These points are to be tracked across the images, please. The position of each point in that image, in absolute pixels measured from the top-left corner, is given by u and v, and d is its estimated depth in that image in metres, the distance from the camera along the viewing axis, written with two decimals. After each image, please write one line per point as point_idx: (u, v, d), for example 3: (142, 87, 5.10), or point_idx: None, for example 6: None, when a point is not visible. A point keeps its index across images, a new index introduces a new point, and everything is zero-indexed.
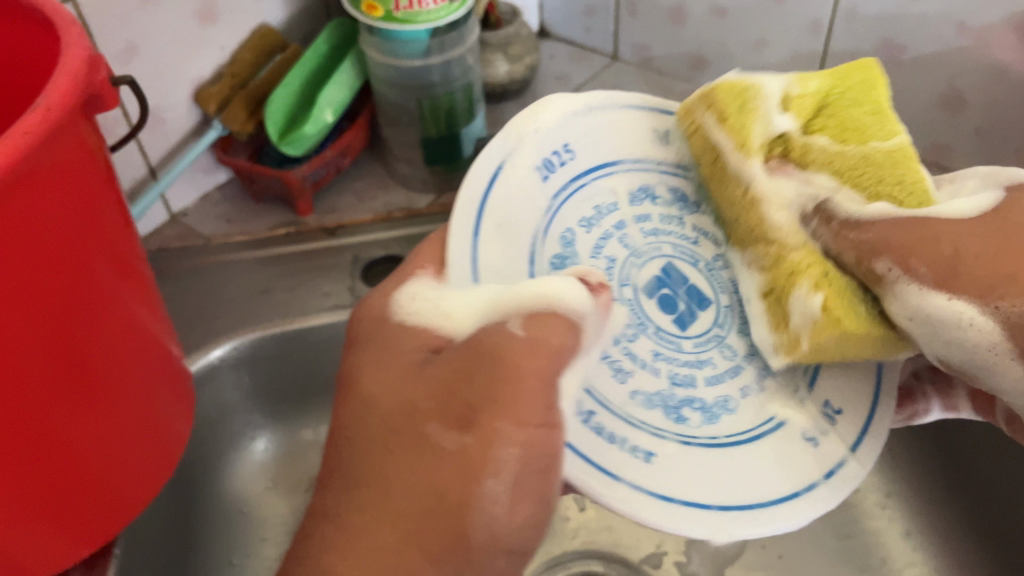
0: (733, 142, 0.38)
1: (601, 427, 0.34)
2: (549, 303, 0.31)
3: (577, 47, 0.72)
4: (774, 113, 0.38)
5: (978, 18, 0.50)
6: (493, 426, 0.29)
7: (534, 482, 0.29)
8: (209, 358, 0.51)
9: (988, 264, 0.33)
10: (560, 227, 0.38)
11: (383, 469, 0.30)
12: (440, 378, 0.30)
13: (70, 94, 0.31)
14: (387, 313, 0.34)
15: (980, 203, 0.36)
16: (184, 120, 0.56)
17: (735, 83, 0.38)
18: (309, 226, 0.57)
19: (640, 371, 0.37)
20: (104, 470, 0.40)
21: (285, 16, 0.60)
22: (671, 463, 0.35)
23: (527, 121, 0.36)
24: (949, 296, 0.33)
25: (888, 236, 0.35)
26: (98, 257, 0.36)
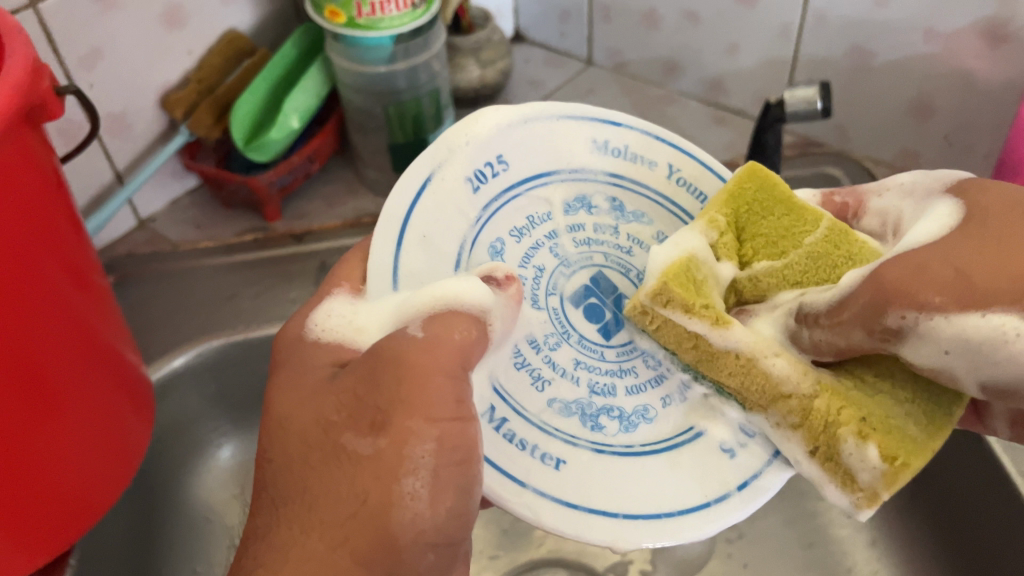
0: (710, 322, 0.35)
1: (512, 434, 0.34)
2: (453, 304, 0.32)
3: (553, 52, 0.72)
4: (715, 267, 0.38)
5: (944, 24, 0.50)
6: (404, 426, 0.29)
7: (456, 477, 0.30)
8: (171, 366, 0.51)
9: (1004, 273, 0.28)
10: (489, 238, 0.37)
11: (304, 481, 0.31)
12: (348, 388, 0.31)
13: (11, 103, 0.31)
14: (306, 332, 0.35)
15: (944, 219, 0.33)
16: (151, 125, 0.56)
17: (673, 258, 0.36)
18: (276, 232, 0.57)
19: (558, 379, 0.36)
20: (63, 479, 0.40)
21: (255, 20, 0.59)
22: (580, 471, 0.34)
23: (459, 134, 0.36)
24: (986, 312, 0.28)
25: (878, 290, 0.30)
26: (48, 266, 0.36)
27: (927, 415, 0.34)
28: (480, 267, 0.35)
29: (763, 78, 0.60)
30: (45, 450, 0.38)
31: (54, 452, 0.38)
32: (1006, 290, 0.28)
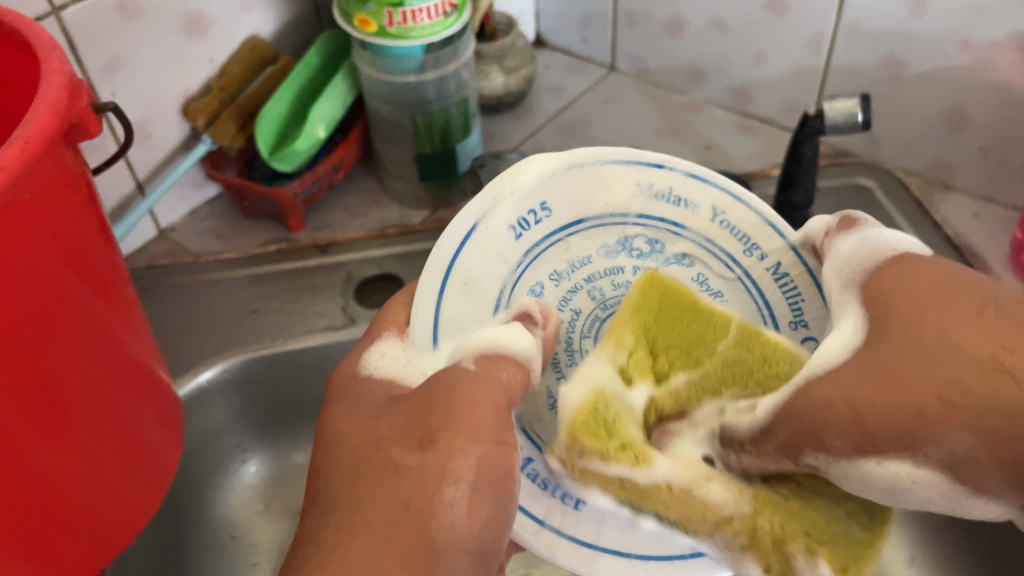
0: (627, 465, 0.29)
1: (536, 475, 0.35)
2: (498, 347, 0.32)
3: (574, 57, 0.71)
4: (625, 396, 0.32)
5: (981, 37, 0.49)
6: (451, 443, 0.28)
7: (493, 490, 0.28)
8: (198, 381, 0.50)
9: (890, 413, 0.24)
10: (529, 282, 0.37)
11: (352, 491, 0.29)
12: (401, 411, 0.30)
13: (50, 126, 0.30)
14: (358, 368, 0.34)
15: (848, 330, 0.28)
16: (171, 134, 0.55)
17: (581, 403, 0.30)
18: (300, 243, 0.56)
19: None
20: (90, 510, 0.38)
21: (276, 26, 0.58)
22: (601, 510, 0.35)
23: (504, 185, 0.36)
24: (885, 461, 0.24)
25: (794, 425, 0.26)
26: (83, 286, 0.35)
27: (869, 514, 0.28)
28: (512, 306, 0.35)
29: (790, 87, 0.59)
30: (76, 474, 0.36)
31: (85, 478, 0.37)
32: (897, 436, 0.24)
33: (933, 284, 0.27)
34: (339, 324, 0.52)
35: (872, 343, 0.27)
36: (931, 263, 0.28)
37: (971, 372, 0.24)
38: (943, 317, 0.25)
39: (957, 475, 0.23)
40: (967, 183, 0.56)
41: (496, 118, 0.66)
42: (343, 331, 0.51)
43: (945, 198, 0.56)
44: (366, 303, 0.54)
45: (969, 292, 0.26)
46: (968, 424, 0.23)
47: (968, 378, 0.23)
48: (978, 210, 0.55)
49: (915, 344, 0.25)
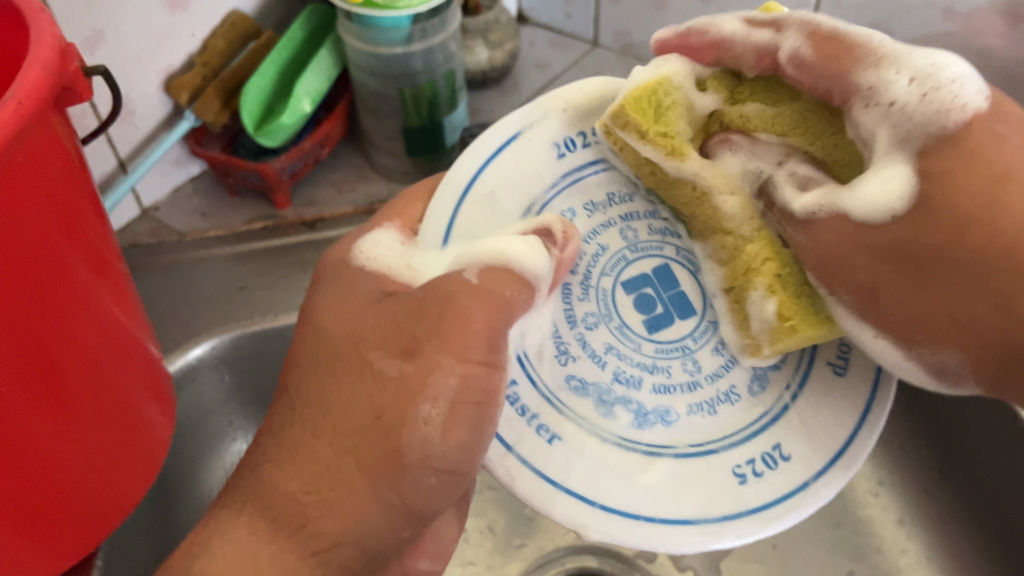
0: (663, 152, 0.36)
1: (516, 400, 0.36)
2: (507, 262, 0.32)
3: (557, 33, 0.71)
4: (694, 96, 0.37)
5: (964, 3, 0.50)
6: (434, 358, 0.30)
7: (471, 413, 0.30)
8: (188, 358, 0.50)
9: (907, 305, 0.32)
10: (560, 207, 0.38)
11: (325, 390, 0.31)
12: (390, 314, 0.31)
13: (42, 86, 0.29)
14: (351, 257, 0.36)
15: (889, 182, 0.32)
16: (154, 111, 0.54)
17: (649, 80, 0.36)
18: (286, 220, 0.55)
19: (585, 359, 0.37)
20: (84, 486, 0.37)
21: (258, 2, 0.57)
22: (572, 451, 0.36)
23: (558, 101, 0.39)
24: (875, 330, 0.33)
25: (819, 249, 0.34)
26: (76, 255, 0.34)
27: None
28: (533, 220, 0.36)
29: None
30: (70, 446, 0.36)
31: (77, 450, 0.36)
32: (893, 322, 0.33)
33: (994, 169, 0.31)
34: None
35: (920, 216, 0.31)
36: (998, 137, 0.31)
37: (977, 299, 0.31)
38: (996, 226, 0.30)
39: (936, 373, 0.33)
40: None
41: (482, 94, 0.65)
42: None
43: None
44: None
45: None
46: (934, 348, 0.32)
47: (970, 303, 0.31)
48: None
49: (957, 241, 0.31)
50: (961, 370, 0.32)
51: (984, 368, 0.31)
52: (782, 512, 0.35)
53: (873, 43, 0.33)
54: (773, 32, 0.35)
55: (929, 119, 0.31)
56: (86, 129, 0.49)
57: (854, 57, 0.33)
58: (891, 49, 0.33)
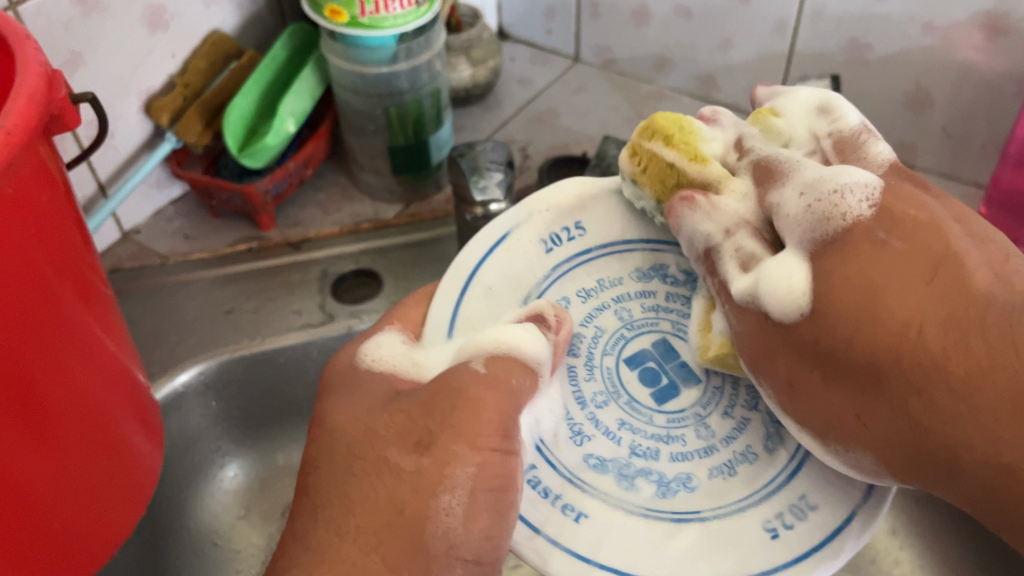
0: (686, 157, 0.35)
1: (538, 483, 0.34)
2: (510, 350, 0.33)
3: (538, 49, 0.71)
4: (711, 138, 0.36)
5: (945, 18, 0.50)
6: (449, 449, 0.29)
7: (490, 502, 0.29)
8: (175, 384, 0.49)
9: (812, 401, 0.30)
10: (554, 296, 0.38)
11: (346, 490, 0.30)
12: (404, 410, 0.31)
13: (30, 116, 0.29)
14: (358, 358, 0.36)
15: (789, 284, 0.30)
16: (135, 133, 0.53)
17: (673, 113, 0.36)
18: (271, 241, 0.55)
19: (600, 438, 0.35)
20: (72, 520, 0.36)
21: (238, 22, 0.57)
22: (603, 528, 0.33)
23: (540, 200, 0.39)
24: (799, 426, 0.31)
25: (745, 338, 0.32)
26: (63, 285, 0.33)
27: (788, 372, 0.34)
28: (524, 308, 0.36)
29: (755, 72, 0.60)
30: (58, 483, 0.35)
31: (67, 483, 0.35)
32: (814, 425, 0.30)
33: (873, 276, 0.28)
34: (318, 321, 0.51)
35: (818, 318, 0.29)
36: (878, 243, 0.29)
37: (879, 407, 0.28)
38: (875, 328, 0.28)
39: (877, 466, 0.29)
40: (930, 162, 0.57)
41: (464, 111, 0.65)
42: (320, 328, 0.51)
43: None
44: (344, 299, 0.53)
45: (901, 298, 0.28)
46: (854, 447, 0.29)
47: (870, 410, 0.28)
48: (941, 187, 0.56)
49: (858, 323, 0.28)
50: (879, 470, 0.29)
51: (894, 465, 0.28)
52: (821, 561, 0.32)
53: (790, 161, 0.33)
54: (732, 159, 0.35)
55: (817, 221, 0.30)
56: (67, 153, 0.48)
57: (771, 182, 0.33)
58: (799, 167, 0.32)
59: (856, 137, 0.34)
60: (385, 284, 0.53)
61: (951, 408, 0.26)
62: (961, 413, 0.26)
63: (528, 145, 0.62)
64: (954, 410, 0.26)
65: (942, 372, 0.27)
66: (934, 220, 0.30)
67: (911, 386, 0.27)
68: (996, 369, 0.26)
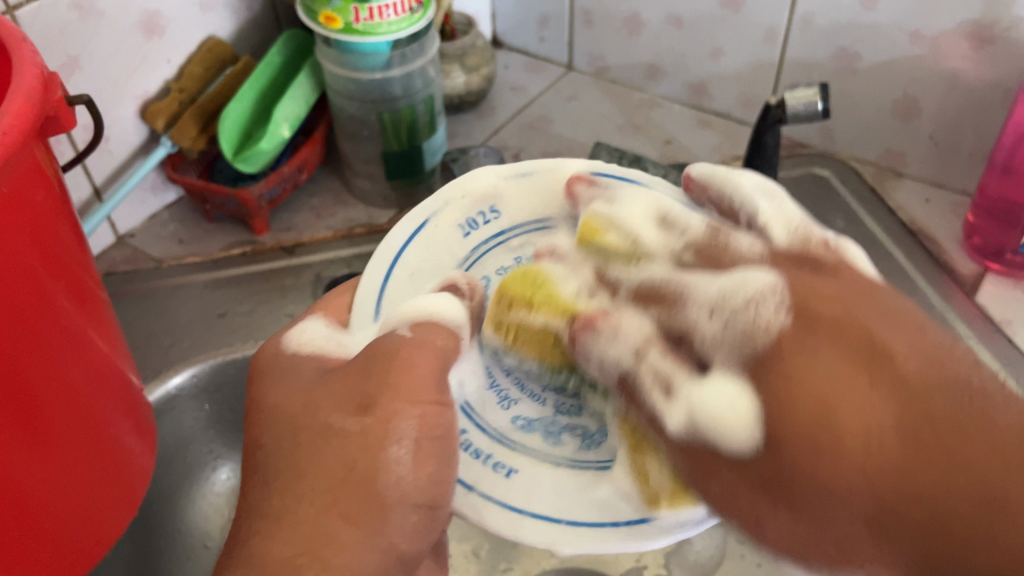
0: (553, 317, 0.34)
1: (469, 445, 0.34)
2: (433, 315, 0.33)
3: (531, 57, 0.72)
4: (567, 279, 0.36)
5: (932, 27, 0.51)
6: (391, 406, 0.30)
7: (436, 448, 0.31)
8: (168, 387, 0.49)
9: (788, 534, 0.27)
10: (477, 275, 0.38)
11: (294, 458, 0.30)
12: (340, 379, 0.32)
13: (27, 116, 0.29)
14: (282, 344, 0.35)
15: (733, 402, 0.28)
16: (130, 138, 0.53)
17: (523, 271, 0.36)
18: (265, 245, 0.55)
19: (526, 400, 0.36)
20: (63, 522, 0.36)
21: (235, 28, 0.57)
22: (533, 476, 0.34)
23: (455, 188, 0.39)
24: (777, 555, 0.28)
25: (687, 467, 0.30)
26: (58, 286, 0.34)
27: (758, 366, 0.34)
28: (440, 280, 0.36)
29: (746, 81, 0.61)
30: (51, 483, 0.35)
31: (60, 483, 0.36)
32: (792, 557, 0.28)
33: (819, 395, 0.27)
34: None
35: (772, 448, 0.27)
36: (808, 354, 0.28)
37: (859, 524, 0.26)
38: (840, 444, 0.26)
39: None
40: (918, 170, 0.57)
41: (458, 117, 0.66)
42: None
43: (898, 185, 0.58)
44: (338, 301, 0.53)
45: (851, 409, 0.27)
46: (847, 563, 0.27)
47: (848, 538, 0.27)
48: (929, 196, 0.57)
49: (818, 441, 0.26)
50: None
51: None
52: None
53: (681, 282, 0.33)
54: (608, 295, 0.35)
55: (741, 330, 0.30)
56: (62, 157, 0.48)
57: (677, 304, 0.32)
58: (686, 283, 0.32)
59: (714, 241, 0.35)
60: None
61: (928, 519, 0.25)
62: (943, 511, 0.25)
63: (521, 152, 0.62)
64: (933, 516, 0.25)
65: (920, 480, 0.25)
66: (846, 311, 0.29)
67: (895, 508, 0.26)
68: (949, 458, 0.26)
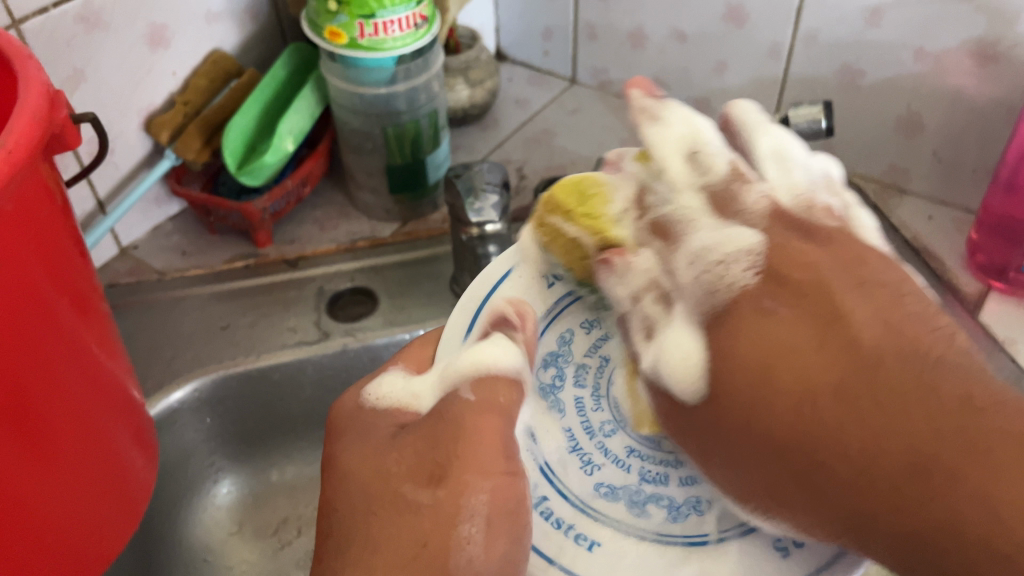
0: (588, 233, 0.37)
1: (549, 513, 0.34)
2: (488, 366, 0.32)
3: (535, 70, 0.72)
4: (618, 194, 0.38)
5: (935, 45, 0.51)
6: (463, 479, 0.29)
7: (506, 525, 0.29)
8: (170, 401, 0.49)
9: (735, 476, 0.31)
10: (560, 327, 0.38)
11: (369, 530, 0.29)
12: (412, 445, 0.31)
13: (32, 135, 0.29)
14: (361, 400, 0.35)
15: (688, 356, 0.31)
16: (134, 151, 0.53)
17: (573, 182, 0.39)
18: (268, 258, 0.55)
19: (609, 465, 0.36)
20: (64, 537, 0.36)
21: (240, 41, 0.58)
22: (616, 548, 0.33)
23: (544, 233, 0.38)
24: (741, 497, 0.31)
25: (693, 424, 0.32)
26: (61, 301, 0.33)
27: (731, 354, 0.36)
28: (487, 313, 0.35)
29: (750, 97, 0.61)
30: (51, 499, 0.35)
31: (62, 499, 0.35)
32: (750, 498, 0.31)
33: (765, 358, 0.29)
34: (313, 339, 0.51)
35: (712, 403, 0.31)
36: (765, 314, 0.30)
37: (784, 473, 0.29)
38: (773, 403, 0.29)
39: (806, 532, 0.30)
40: (921, 187, 0.57)
41: (461, 131, 0.66)
42: (316, 346, 0.51)
43: (901, 201, 0.58)
44: (339, 317, 0.53)
45: (797, 368, 0.29)
46: (795, 506, 0.29)
47: (783, 483, 0.29)
48: (932, 212, 0.57)
49: (760, 388, 0.29)
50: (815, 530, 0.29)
51: (829, 529, 0.28)
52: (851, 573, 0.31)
53: (688, 215, 0.34)
54: (636, 216, 0.36)
55: (717, 283, 0.32)
56: (67, 171, 0.48)
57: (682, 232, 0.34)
58: (693, 226, 0.34)
59: (728, 187, 0.34)
60: (380, 302, 0.54)
61: (853, 480, 0.26)
62: (859, 473, 0.26)
63: (523, 165, 0.62)
64: (852, 476, 0.26)
65: (846, 442, 0.27)
66: (821, 280, 0.30)
67: (821, 464, 0.27)
68: (891, 414, 0.26)
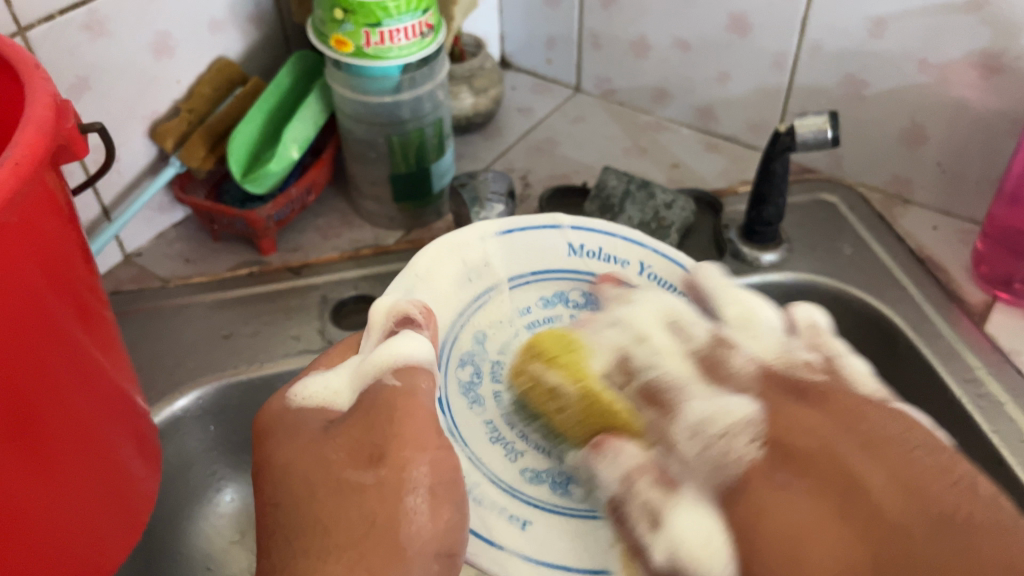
0: (566, 379, 0.39)
1: (483, 496, 0.37)
2: (407, 357, 0.34)
3: (539, 78, 0.72)
4: (598, 352, 0.40)
5: (939, 56, 0.51)
6: (402, 456, 0.31)
7: (449, 494, 0.31)
8: (174, 409, 0.49)
9: None
10: (469, 333, 0.43)
11: (316, 515, 0.30)
12: (347, 432, 0.32)
13: (39, 146, 0.29)
14: (286, 402, 0.35)
15: (699, 530, 0.32)
16: (139, 159, 0.53)
17: (559, 334, 0.41)
18: (272, 265, 0.55)
19: (529, 452, 0.41)
20: (67, 548, 0.36)
21: (245, 48, 0.58)
22: (544, 527, 0.38)
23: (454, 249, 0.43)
24: None
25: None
26: (65, 311, 0.33)
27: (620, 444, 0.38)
28: (388, 308, 0.37)
29: (754, 107, 0.61)
30: (55, 509, 0.35)
31: (65, 509, 0.35)
32: None
33: (791, 533, 0.31)
34: (316, 347, 0.51)
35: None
36: (782, 489, 0.33)
37: None
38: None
39: None
40: (925, 198, 0.57)
41: (465, 138, 0.66)
42: (319, 353, 0.51)
43: (906, 212, 0.58)
44: (343, 325, 0.53)
45: (820, 550, 0.30)
46: None
47: None
48: (937, 223, 0.57)
49: (790, 569, 0.30)
50: None
51: None
52: None
53: (681, 393, 0.38)
54: (623, 382, 0.39)
55: (715, 464, 0.34)
56: (72, 178, 0.48)
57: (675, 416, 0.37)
58: (685, 403, 0.37)
59: (715, 354, 0.39)
60: None
61: None
62: None
63: (527, 174, 0.62)
64: None
65: None
66: (834, 451, 0.33)
67: None
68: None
